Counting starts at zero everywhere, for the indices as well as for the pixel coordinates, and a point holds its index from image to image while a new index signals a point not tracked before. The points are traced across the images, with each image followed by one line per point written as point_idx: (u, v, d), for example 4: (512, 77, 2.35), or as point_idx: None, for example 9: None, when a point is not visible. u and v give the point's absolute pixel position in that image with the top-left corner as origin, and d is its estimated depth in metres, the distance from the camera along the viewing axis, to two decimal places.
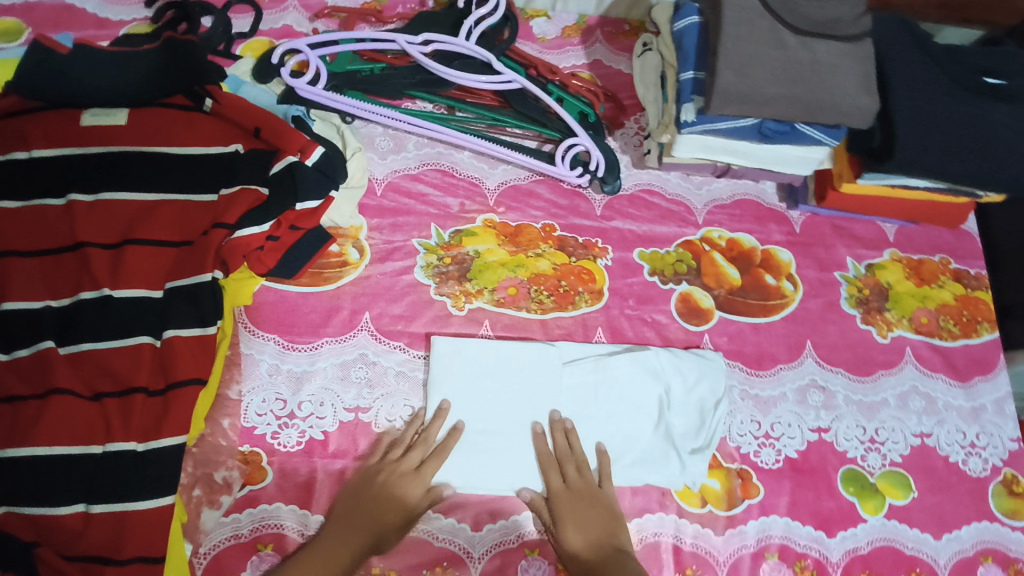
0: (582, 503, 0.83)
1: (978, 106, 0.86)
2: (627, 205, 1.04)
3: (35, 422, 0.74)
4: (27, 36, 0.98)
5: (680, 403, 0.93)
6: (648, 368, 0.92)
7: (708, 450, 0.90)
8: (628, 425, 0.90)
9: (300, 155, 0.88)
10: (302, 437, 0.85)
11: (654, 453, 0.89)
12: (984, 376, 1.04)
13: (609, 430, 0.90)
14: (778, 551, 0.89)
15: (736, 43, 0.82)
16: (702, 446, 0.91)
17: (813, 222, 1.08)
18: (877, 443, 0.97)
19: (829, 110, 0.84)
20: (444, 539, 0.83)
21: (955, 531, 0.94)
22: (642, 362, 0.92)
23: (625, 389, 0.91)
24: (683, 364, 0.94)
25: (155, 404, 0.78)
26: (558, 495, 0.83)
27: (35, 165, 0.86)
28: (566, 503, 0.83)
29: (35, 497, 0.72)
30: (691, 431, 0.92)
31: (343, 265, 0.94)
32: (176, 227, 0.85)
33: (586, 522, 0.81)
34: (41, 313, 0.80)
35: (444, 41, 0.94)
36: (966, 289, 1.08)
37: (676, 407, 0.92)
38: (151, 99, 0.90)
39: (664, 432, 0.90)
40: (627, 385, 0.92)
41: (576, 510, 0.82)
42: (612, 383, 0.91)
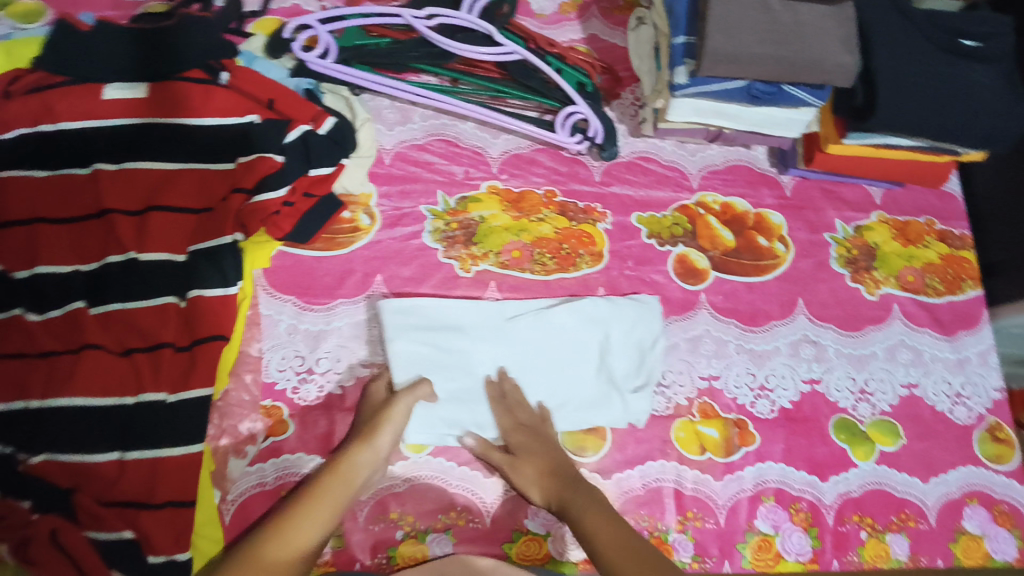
0: (537, 440, 0.87)
1: (954, 66, 0.92)
2: (625, 171, 1.09)
3: (71, 374, 0.78)
4: (48, 17, 1.02)
5: (620, 346, 0.97)
6: (584, 318, 0.97)
7: (650, 386, 0.95)
8: (573, 374, 0.95)
9: (313, 123, 0.94)
10: (321, 392, 0.89)
11: (596, 397, 0.94)
12: (969, 329, 1.08)
13: (553, 379, 0.94)
14: (775, 495, 0.94)
15: (724, 8, 0.87)
16: (645, 383, 0.96)
17: (803, 186, 1.13)
18: (867, 393, 1.02)
19: (812, 69, 0.88)
20: (458, 485, 0.87)
21: (943, 475, 0.99)
22: (584, 313, 0.97)
23: (568, 338, 0.96)
24: (620, 310, 0.98)
25: (182, 359, 0.83)
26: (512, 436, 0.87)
27: (61, 138, 0.90)
28: (521, 439, 0.87)
29: (73, 445, 0.76)
30: (634, 370, 0.97)
31: (355, 230, 0.98)
32: (196, 195, 0.90)
33: (543, 455, 0.85)
34: (71, 276, 0.84)
35: (448, 16, 1.01)
36: (951, 249, 1.13)
37: (617, 350, 0.97)
38: (170, 74, 0.93)
39: (606, 376, 0.95)
40: (569, 334, 0.96)
41: (534, 446, 0.86)
42: (563, 333, 0.96)
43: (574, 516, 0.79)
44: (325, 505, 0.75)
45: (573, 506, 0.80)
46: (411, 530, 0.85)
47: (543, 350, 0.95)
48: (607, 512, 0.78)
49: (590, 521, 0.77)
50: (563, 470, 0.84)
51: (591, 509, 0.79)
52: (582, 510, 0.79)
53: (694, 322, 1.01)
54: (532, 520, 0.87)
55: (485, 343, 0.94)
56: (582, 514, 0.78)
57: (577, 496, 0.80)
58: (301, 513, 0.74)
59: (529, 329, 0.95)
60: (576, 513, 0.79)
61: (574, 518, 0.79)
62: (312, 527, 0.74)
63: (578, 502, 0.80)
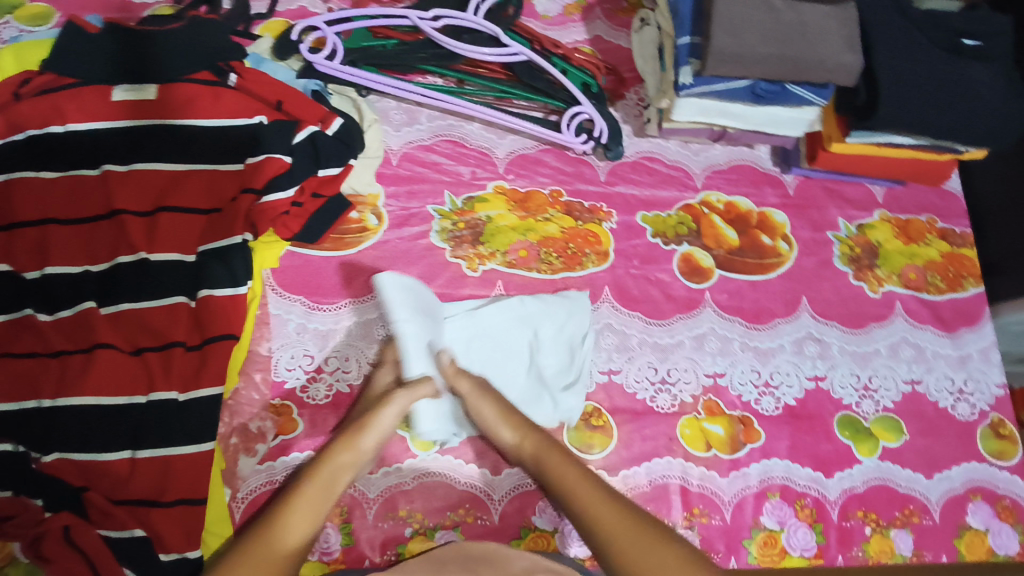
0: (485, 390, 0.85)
1: (955, 65, 0.93)
2: (630, 171, 1.09)
3: (82, 373, 0.79)
4: (56, 20, 1.03)
5: (550, 343, 0.95)
6: (513, 314, 0.95)
7: (579, 385, 0.94)
8: (508, 372, 0.93)
9: (321, 124, 0.95)
10: (330, 391, 0.90)
11: (527, 397, 0.93)
12: (971, 326, 1.09)
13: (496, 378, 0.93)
14: (780, 491, 0.94)
15: (728, 8, 0.88)
16: (574, 381, 0.94)
17: (806, 185, 1.14)
18: (871, 390, 1.03)
19: (815, 68, 0.89)
20: (466, 483, 0.88)
21: (946, 471, 1.00)
22: (517, 309, 0.96)
23: (501, 335, 0.95)
24: (549, 307, 0.96)
25: (193, 358, 0.83)
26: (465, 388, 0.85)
27: (71, 139, 0.91)
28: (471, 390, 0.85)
29: (85, 444, 0.77)
30: (564, 369, 0.95)
31: (362, 231, 0.99)
32: (205, 195, 0.91)
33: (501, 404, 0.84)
34: (82, 276, 0.85)
35: (455, 16, 1.01)
36: (952, 247, 1.14)
37: (547, 348, 0.95)
38: (179, 75, 0.94)
39: (536, 375, 0.94)
40: (498, 330, 0.95)
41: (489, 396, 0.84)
42: (496, 330, 0.95)
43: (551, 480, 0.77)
44: (310, 496, 0.75)
45: (548, 467, 0.78)
46: (420, 528, 0.85)
47: (476, 347, 0.93)
48: (585, 474, 0.77)
49: (568, 481, 0.76)
50: (532, 428, 0.82)
51: (568, 471, 0.77)
52: (559, 471, 0.77)
53: (699, 321, 1.02)
54: (540, 517, 0.87)
55: (492, 340, 0.94)
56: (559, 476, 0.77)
57: (551, 456, 0.79)
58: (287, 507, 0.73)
59: (478, 329, 0.94)
60: (554, 473, 0.78)
61: (551, 479, 0.77)
62: (300, 518, 0.73)
63: (552, 465, 0.78)
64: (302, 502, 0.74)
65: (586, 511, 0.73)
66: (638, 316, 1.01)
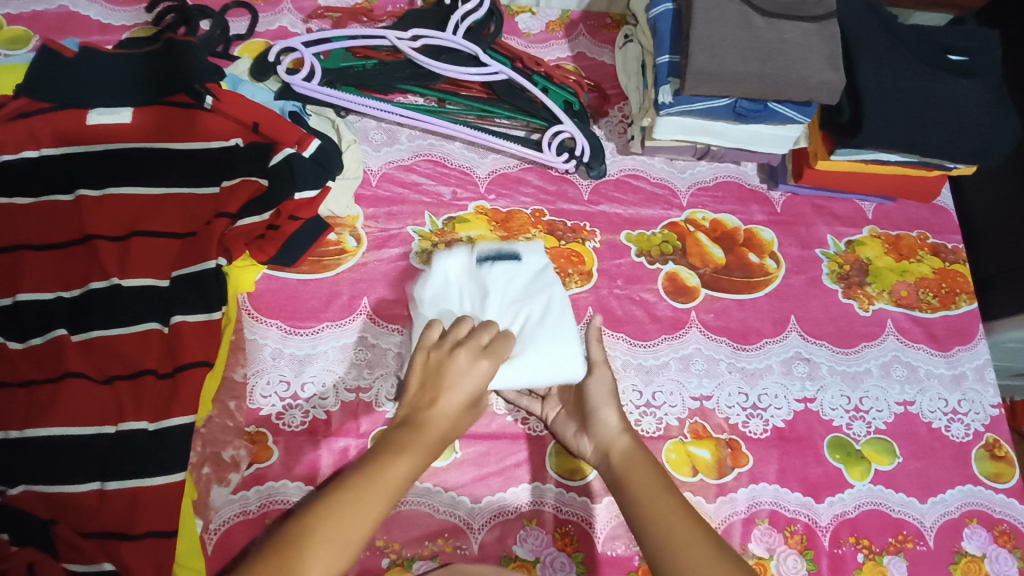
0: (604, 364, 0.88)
1: (940, 81, 0.92)
2: (614, 190, 1.08)
3: (51, 403, 0.77)
4: (34, 43, 1.02)
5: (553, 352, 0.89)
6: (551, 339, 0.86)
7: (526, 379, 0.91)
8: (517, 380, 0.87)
9: (298, 146, 0.92)
10: (305, 417, 0.88)
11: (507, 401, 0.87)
12: (964, 345, 1.07)
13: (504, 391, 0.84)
14: (769, 517, 0.92)
15: (707, 27, 0.87)
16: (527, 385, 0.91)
17: (794, 201, 1.12)
18: (862, 411, 1.01)
19: (798, 87, 0.87)
20: (445, 511, 0.86)
21: (940, 494, 0.97)
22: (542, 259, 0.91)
23: (519, 269, 0.89)
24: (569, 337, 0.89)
25: (164, 386, 0.82)
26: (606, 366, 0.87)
27: (46, 164, 0.90)
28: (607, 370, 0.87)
29: (52, 477, 0.75)
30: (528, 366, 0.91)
31: (341, 253, 0.97)
32: (181, 219, 0.89)
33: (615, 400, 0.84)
34: (53, 303, 0.83)
35: (432, 36, 0.99)
36: (944, 263, 1.12)
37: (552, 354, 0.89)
38: (155, 98, 0.93)
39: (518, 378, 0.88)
40: (533, 282, 0.88)
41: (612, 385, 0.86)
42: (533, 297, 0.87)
43: (628, 487, 0.73)
44: (373, 502, 0.64)
45: (634, 476, 0.74)
46: (398, 558, 0.83)
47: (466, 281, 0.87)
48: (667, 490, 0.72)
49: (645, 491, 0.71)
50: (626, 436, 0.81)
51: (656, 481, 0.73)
52: (645, 481, 0.73)
53: (685, 342, 1.00)
54: (521, 546, 0.85)
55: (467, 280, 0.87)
56: (641, 486, 0.72)
57: (638, 465, 0.75)
58: (341, 506, 0.62)
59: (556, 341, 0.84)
60: (636, 486, 0.72)
61: (633, 488, 0.73)
62: (355, 526, 0.62)
63: (642, 475, 0.73)
64: (365, 506, 0.63)
65: (662, 530, 0.67)
66: (622, 337, 0.99)
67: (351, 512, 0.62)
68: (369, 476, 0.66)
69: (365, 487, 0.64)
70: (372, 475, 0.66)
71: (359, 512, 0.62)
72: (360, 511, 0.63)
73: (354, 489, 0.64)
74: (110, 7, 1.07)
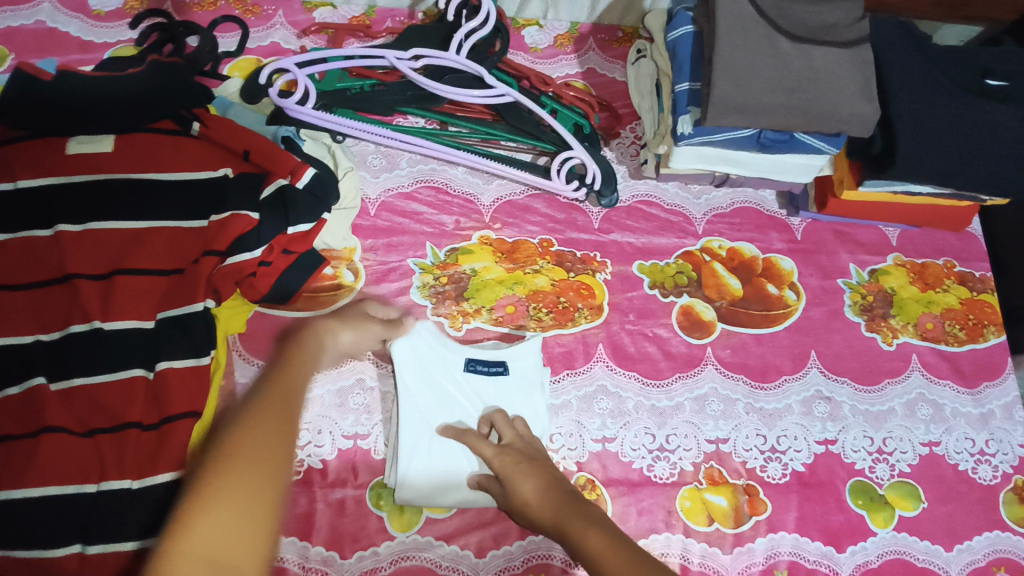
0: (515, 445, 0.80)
1: (980, 108, 0.85)
2: (625, 217, 1.02)
3: (29, 461, 0.72)
4: (10, 63, 0.96)
5: None
6: None
7: None
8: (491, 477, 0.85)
9: (291, 176, 0.86)
10: (300, 466, 0.84)
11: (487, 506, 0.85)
12: (992, 381, 1.02)
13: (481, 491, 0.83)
14: (788, 568, 0.88)
15: (732, 52, 0.81)
16: None
17: (815, 228, 1.07)
18: (886, 453, 0.96)
19: (829, 118, 0.81)
20: (447, 566, 0.82)
21: (967, 541, 0.93)
22: (532, 367, 0.89)
23: (508, 381, 0.88)
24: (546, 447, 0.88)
25: (150, 439, 0.77)
26: (493, 464, 0.78)
27: (21, 198, 0.83)
28: (509, 459, 0.78)
29: (31, 541, 0.70)
30: None
31: (337, 288, 0.93)
32: (167, 255, 0.84)
33: (534, 472, 0.76)
34: (31, 348, 0.78)
35: (435, 56, 0.92)
36: (971, 292, 1.07)
37: None
38: (138, 125, 0.87)
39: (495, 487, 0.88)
40: (516, 397, 0.88)
41: (516, 468, 0.77)
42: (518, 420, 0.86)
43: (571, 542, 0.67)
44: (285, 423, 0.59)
45: (570, 530, 0.68)
46: None
47: (450, 397, 0.86)
48: (607, 528, 0.66)
49: (587, 544, 0.65)
50: (542, 498, 0.73)
51: (590, 532, 0.66)
52: (580, 536, 0.66)
53: (700, 381, 0.95)
54: None
55: (456, 400, 0.86)
56: (581, 548, 0.65)
57: (572, 518, 0.69)
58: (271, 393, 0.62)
59: None
60: (576, 542, 0.66)
61: (572, 543, 0.67)
62: (274, 448, 0.55)
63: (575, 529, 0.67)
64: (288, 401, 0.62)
65: None
66: (634, 376, 0.94)
67: (266, 429, 0.57)
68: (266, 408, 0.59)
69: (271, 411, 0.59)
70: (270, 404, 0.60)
71: (266, 441, 0.56)
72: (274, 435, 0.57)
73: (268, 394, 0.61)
74: (92, 23, 1.00)
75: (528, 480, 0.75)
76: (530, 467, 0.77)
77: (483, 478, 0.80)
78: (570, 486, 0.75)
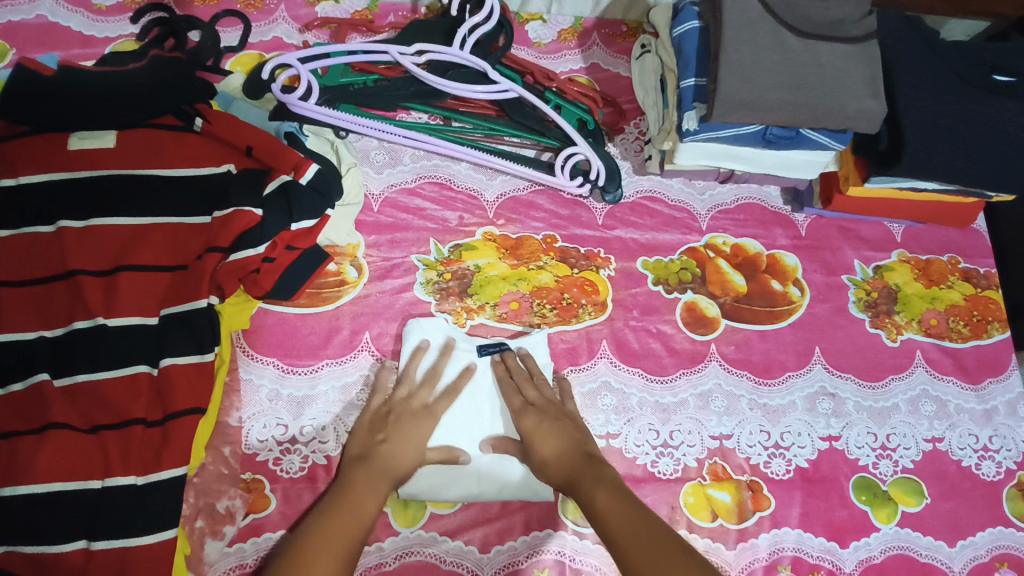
0: (538, 400, 0.85)
1: (987, 105, 0.85)
2: (629, 213, 1.02)
3: (33, 457, 0.72)
4: (11, 57, 0.95)
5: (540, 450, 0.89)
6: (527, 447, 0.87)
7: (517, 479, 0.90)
8: (495, 473, 0.84)
9: (295, 172, 0.85)
10: (305, 463, 0.83)
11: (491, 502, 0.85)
12: (996, 377, 1.02)
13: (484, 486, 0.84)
14: (791, 563, 0.88)
15: (738, 48, 0.80)
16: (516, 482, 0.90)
17: (819, 224, 1.06)
18: (889, 449, 0.96)
19: (835, 115, 0.81)
20: (451, 561, 0.82)
21: (970, 537, 0.93)
22: (540, 355, 0.91)
23: None
24: None
25: (154, 435, 0.77)
26: (517, 419, 0.84)
27: (23, 193, 0.83)
28: (531, 415, 0.83)
29: (36, 536, 0.70)
30: None
31: (341, 284, 0.93)
32: (170, 251, 0.84)
33: (556, 432, 0.81)
34: (35, 344, 0.78)
35: (438, 51, 0.92)
36: (976, 289, 1.06)
37: None
38: (138, 120, 0.87)
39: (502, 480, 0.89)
40: None
41: (540, 425, 0.82)
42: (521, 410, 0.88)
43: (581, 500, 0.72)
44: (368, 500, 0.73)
45: (580, 487, 0.73)
46: None
47: (475, 410, 0.87)
48: (615, 491, 0.70)
49: (595, 501, 0.70)
50: (559, 456, 0.78)
51: (599, 494, 0.70)
52: (589, 493, 0.71)
53: (704, 377, 0.95)
54: None
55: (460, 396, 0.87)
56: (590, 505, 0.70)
57: (583, 476, 0.74)
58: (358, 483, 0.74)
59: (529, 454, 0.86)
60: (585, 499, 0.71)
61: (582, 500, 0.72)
62: (345, 537, 0.68)
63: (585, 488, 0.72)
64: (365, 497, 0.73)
65: (612, 537, 0.65)
66: (638, 372, 0.94)
67: (340, 519, 0.69)
68: (356, 488, 0.73)
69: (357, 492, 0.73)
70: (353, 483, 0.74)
71: (342, 527, 0.69)
72: (359, 510, 0.71)
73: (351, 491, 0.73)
74: (93, 17, 1.00)
75: (546, 437, 0.81)
76: (552, 424, 0.82)
77: (497, 442, 0.85)
78: (591, 447, 0.79)
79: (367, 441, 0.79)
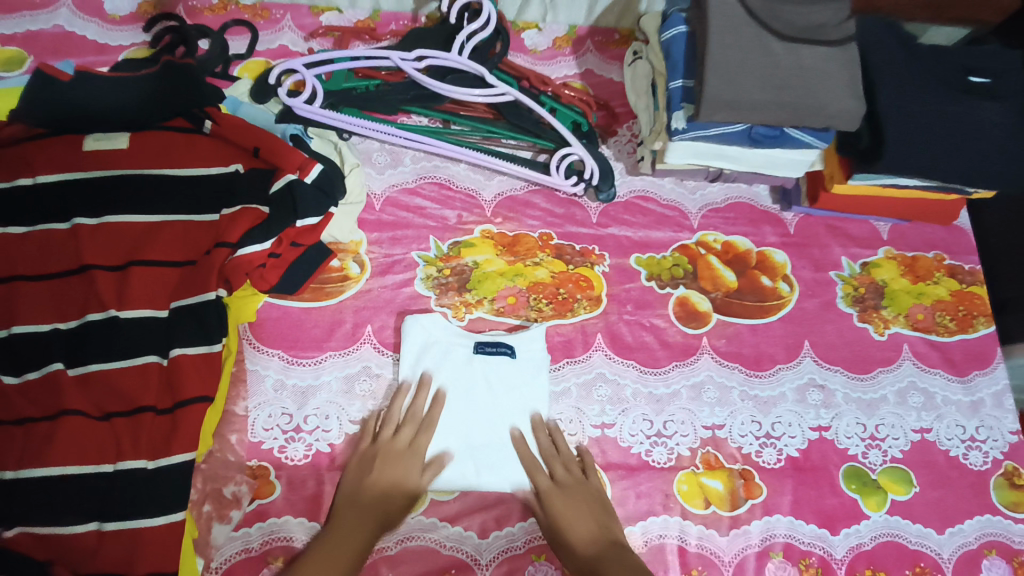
0: (566, 483, 0.85)
1: (966, 105, 0.88)
2: (623, 212, 1.05)
3: (48, 441, 0.75)
4: (29, 65, 1.00)
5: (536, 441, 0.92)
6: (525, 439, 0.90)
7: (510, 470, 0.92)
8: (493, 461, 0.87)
9: (299, 172, 0.90)
10: (308, 450, 0.86)
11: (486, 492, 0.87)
12: (982, 370, 1.05)
13: (482, 475, 0.86)
14: (783, 550, 0.90)
15: (723, 51, 0.84)
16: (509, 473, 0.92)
17: (807, 223, 1.10)
18: (878, 440, 0.99)
19: (816, 114, 0.85)
20: (451, 546, 0.84)
21: (958, 525, 0.95)
22: (537, 353, 0.93)
23: (512, 364, 0.92)
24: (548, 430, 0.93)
25: (164, 422, 0.80)
26: (545, 501, 0.84)
27: (40, 191, 0.87)
28: (558, 499, 0.84)
29: (50, 516, 0.73)
30: None
31: (344, 279, 0.96)
32: (179, 247, 0.87)
33: (585, 516, 0.82)
34: (50, 334, 0.81)
35: (437, 57, 0.96)
36: (961, 284, 1.09)
37: None
38: (151, 121, 0.91)
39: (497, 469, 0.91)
40: (520, 378, 0.92)
41: (568, 509, 0.83)
42: (516, 399, 0.91)
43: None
44: (345, 551, 0.75)
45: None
46: None
47: (474, 401, 0.90)
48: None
49: None
50: (586, 543, 0.80)
51: None
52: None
53: (697, 369, 0.98)
54: None
55: (463, 385, 0.90)
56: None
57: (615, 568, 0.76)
58: (337, 536, 0.77)
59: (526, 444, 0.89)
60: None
61: None
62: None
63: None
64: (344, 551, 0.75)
65: None
66: (632, 364, 0.97)
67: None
68: (333, 540, 0.77)
69: (340, 541, 0.76)
70: (330, 537, 0.77)
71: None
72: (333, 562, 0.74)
73: (329, 541, 0.77)
74: (108, 27, 1.04)
75: (575, 522, 0.82)
76: (580, 509, 0.83)
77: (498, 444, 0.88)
78: (618, 534, 0.82)
79: (356, 481, 0.83)
